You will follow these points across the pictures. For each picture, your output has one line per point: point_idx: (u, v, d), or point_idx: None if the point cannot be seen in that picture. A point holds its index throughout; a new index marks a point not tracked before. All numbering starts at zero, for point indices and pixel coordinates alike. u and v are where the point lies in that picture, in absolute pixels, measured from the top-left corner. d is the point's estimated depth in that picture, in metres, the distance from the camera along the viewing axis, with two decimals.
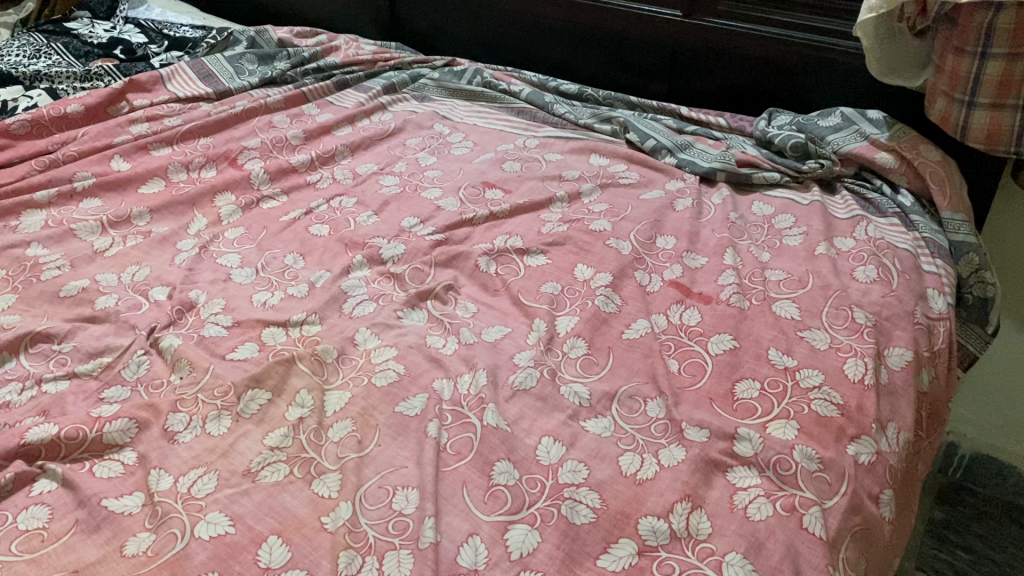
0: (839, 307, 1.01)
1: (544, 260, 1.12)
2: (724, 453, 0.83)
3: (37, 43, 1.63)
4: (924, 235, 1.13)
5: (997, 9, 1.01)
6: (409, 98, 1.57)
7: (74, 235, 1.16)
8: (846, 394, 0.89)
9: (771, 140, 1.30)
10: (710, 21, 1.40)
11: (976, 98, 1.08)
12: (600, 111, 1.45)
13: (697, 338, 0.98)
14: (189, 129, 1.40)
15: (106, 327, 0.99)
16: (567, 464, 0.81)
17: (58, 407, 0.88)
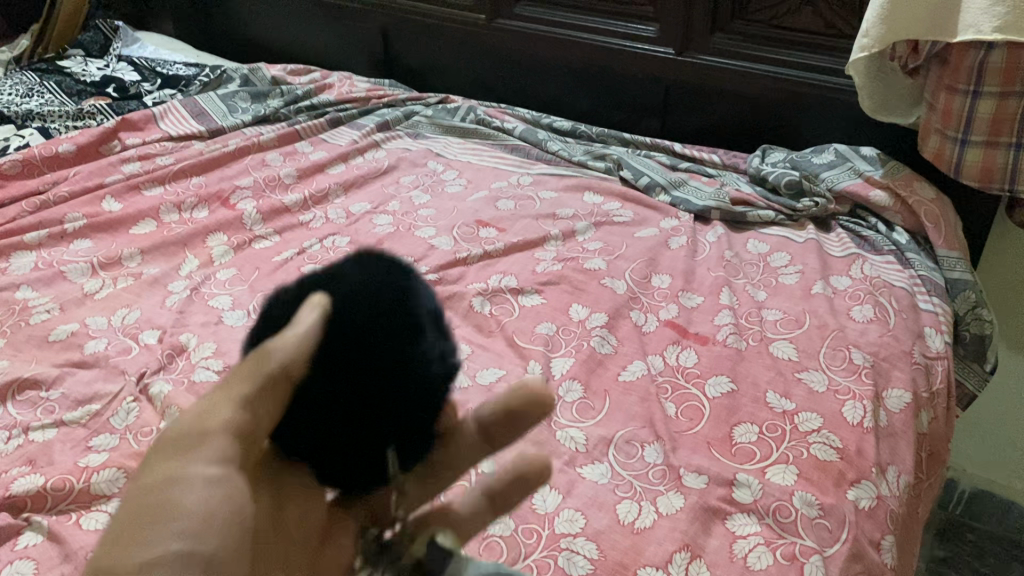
0: (836, 348, 1.00)
1: (539, 300, 1.11)
2: (722, 500, 0.82)
3: (29, 82, 1.63)
4: (920, 273, 1.13)
5: (988, 48, 1.01)
6: (403, 136, 1.57)
7: (64, 277, 1.15)
8: (846, 438, 0.88)
9: (765, 178, 1.29)
10: (703, 59, 1.41)
11: (969, 136, 1.08)
12: (593, 148, 1.45)
13: (694, 381, 0.97)
14: (181, 168, 1.40)
15: (95, 373, 0.98)
16: (565, 513, 0.80)
17: (45, 456, 0.86)
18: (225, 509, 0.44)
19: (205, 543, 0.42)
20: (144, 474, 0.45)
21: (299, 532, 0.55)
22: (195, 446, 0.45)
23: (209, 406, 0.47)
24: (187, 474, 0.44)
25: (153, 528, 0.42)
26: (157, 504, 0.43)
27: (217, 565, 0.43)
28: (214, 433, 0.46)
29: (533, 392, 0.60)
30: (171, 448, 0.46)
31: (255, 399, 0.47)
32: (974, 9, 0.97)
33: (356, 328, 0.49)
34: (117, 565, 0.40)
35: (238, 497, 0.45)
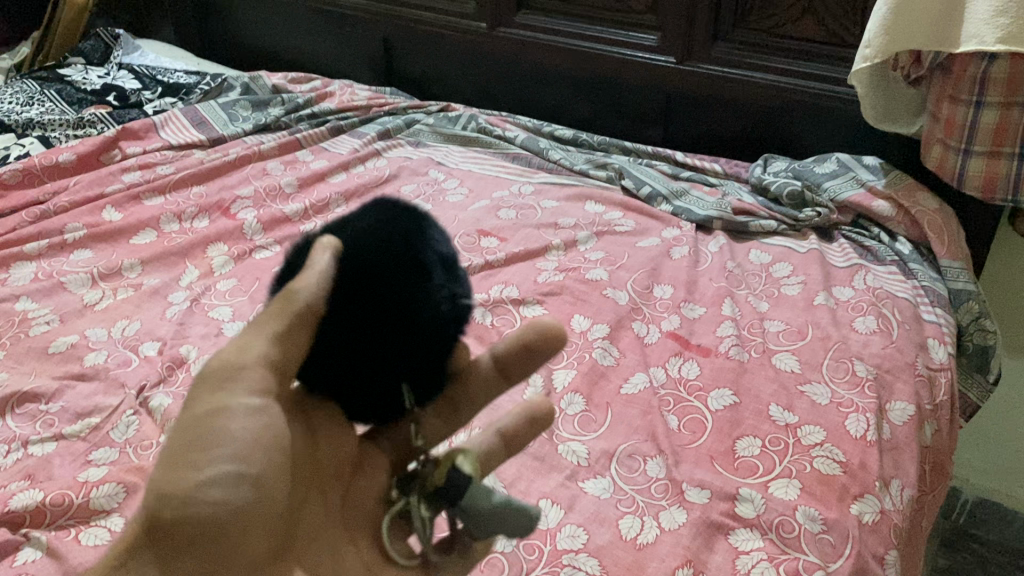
0: (839, 360, 1.00)
1: (540, 311, 1.11)
2: (725, 515, 0.81)
3: (30, 90, 1.63)
4: (923, 284, 1.12)
5: (989, 60, 1.01)
6: (404, 145, 1.56)
7: (64, 288, 1.15)
8: (849, 451, 0.88)
9: (767, 188, 1.29)
10: (704, 68, 1.41)
11: (971, 146, 1.08)
12: (594, 157, 1.45)
13: (696, 393, 0.96)
14: (182, 178, 1.40)
15: (95, 385, 0.97)
16: (566, 529, 0.79)
17: (45, 470, 0.86)
18: (258, 438, 0.51)
19: (242, 469, 0.50)
20: (191, 405, 0.50)
21: (341, 453, 0.58)
22: (236, 380, 0.50)
23: (245, 336, 0.51)
24: (228, 408, 0.50)
25: (200, 455, 0.49)
26: (204, 434, 0.49)
27: (254, 486, 0.50)
28: (250, 365, 0.50)
29: (544, 325, 0.62)
30: (212, 381, 0.51)
31: (287, 333, 0.50)
32: (977, 20, 0.97)
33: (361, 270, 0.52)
34: (172, 485, 0.48)
35: (271, 426, 0.52)
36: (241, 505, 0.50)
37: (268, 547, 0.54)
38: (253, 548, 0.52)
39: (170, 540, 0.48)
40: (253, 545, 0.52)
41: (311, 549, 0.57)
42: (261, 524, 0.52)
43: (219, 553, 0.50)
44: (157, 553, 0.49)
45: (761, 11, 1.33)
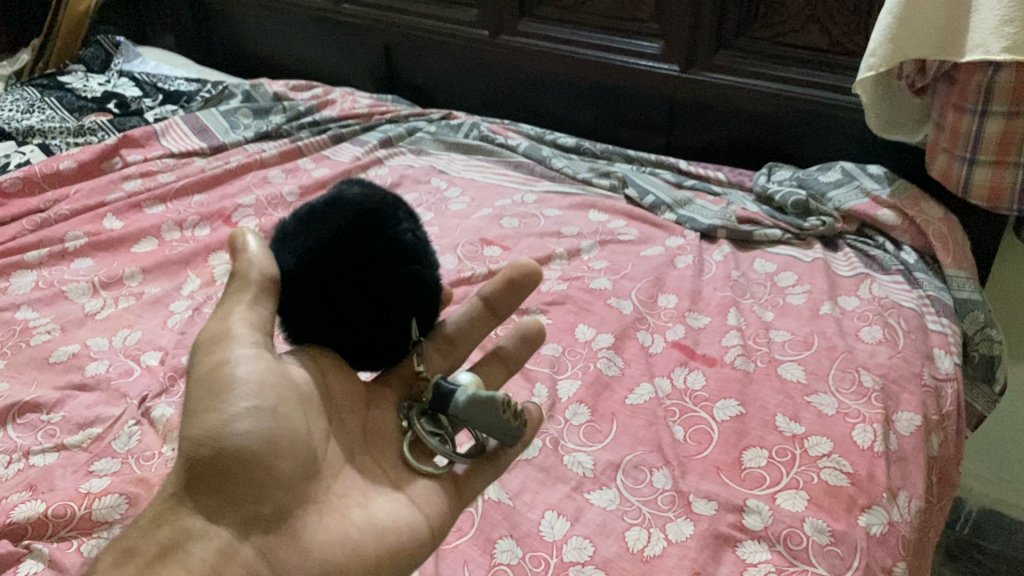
0: (845, 370, 0.99)
1: (544, 320, 1.10)
2: (733, 526, 0.80)
3: (30, 98, 1.62)
4: (929, 293, 1.12)
5: (996, 68, 1.01)
6: (406, 152, 1.56)
7: (64, 297, 1.14)
8: (856, 462, 0.87)
9: (771, 197, 1.29)
10: (707, 76, 1.40)
11: (977, 156, 1.07)
12: (597, 165, 1.45)
13: (702, 404, 0.96)
14: (183, 186, 1.39)
15: (96, 396, 0.97)
16: (573, 540, 0.79)
17: (46, 481, 0.85)
18: (266, 377, 0.58)
19: (257, 402, 0.57)
20: (198, 368, 0.58)
21: (349, 395, 0.67)
22: (227, 340, 0.58)
23: (223, 307, 0.59)
24: (229, 359, 0.57)
25: (218, 398, 0.56)
26: (216, 383, 0.56)
27: (273, 417, 0.57)
28: (234, 326, 0.58)
29: (525, 265, 0.75)
30: (209, 346, 0.58)
31: (258, 297, 0.59)
32: (983, 29, 0.97)
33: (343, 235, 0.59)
34: (201, 429, 0.55)
35: (272, 370, 0.59)
36: (265, 433, 0.56)
37: (308, 473, 0.59)
38: (290, 471, 0.58)
39: (212, 476, 0.55)
40: (291, 470, 0.58)
41: (345, 474, 0.63)
42: (289, 450, 0.58)
43: (260, 480, 0.56)
44: (204, 493, 0.55)
45: (764, 19, 1.33)
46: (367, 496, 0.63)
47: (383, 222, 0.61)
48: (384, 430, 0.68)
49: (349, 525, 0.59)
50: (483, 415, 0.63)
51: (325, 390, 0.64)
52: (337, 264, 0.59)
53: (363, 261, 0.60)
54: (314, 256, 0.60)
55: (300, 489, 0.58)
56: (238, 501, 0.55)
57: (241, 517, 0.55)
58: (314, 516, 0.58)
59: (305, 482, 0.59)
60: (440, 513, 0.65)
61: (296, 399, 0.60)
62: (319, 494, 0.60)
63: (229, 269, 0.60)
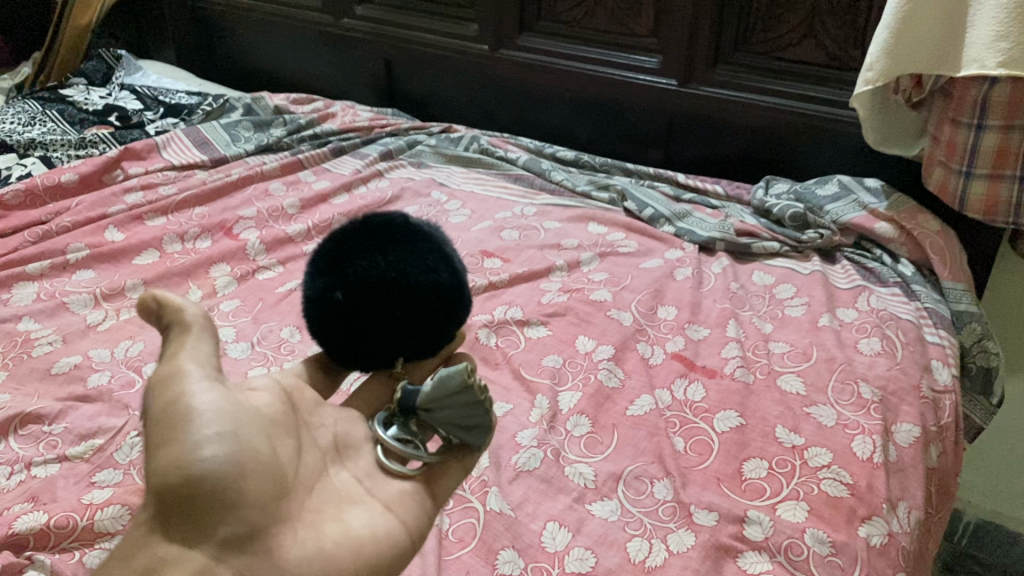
0: (844, 382, 1.00)
1: (545, 332, 1.10)
2: (734, 537, 0.80)
3: (32, 111, 1.63)
4: (926, 306, 1.13)
5: (991, 83, 1.02)
6: (406, 165, 1.57)
7: (66, 309, 1.15)
8: (856, 473, 0.87)
9: (769, 210, 1.30)
10: (706, 91, 1.42)
11: (973, 169, 1.08)
12: (597, 178, 1.46)
13: (702, 415, 0.96)
14: (184, 199, 1.40)
15: (99, 407, 0.97)
16: (575, 551, 0.79)
17: (48, 492, 0.85)
18: (225, 405, 0.54)
19: (221, 428, 0.52)
20: (154, 410, 0.53)
21: (315, 417, 0.62)
22: (181, 378, 0.54)
23: (166, 356, 0.57)
24: (184, 392, 0.53)
25: (179, 429, 0.51)
26: (175, 416, 0.52)
27: (238, 442, 0.53)
28: (184, 365, 0.55)
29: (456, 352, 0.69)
30: (161, 387, 0.54)
31: (192, 343, 0.57)
32: (979, 44, 0.98)
33: (419, 235, 0.57)
34: (165, 460, 0.50)
35: (230, 400, 0.55)
36: (233, 456, 0.51)
37: (281, 493, 0.54)
38: (263, 492, 0.52)
39: (183, 503, 0.49)
40: (263, 490, 0.52)
41: (319, 490, 0.57)
42: (258, 471, 0.53)
43: (233, 501, 0.50)
44: (176, 523, 0.49)
45: (761, 35, 1.35)
46: (340, 508, 0.57)
47: (450, 261, 0.58)
48: (355, 439, 0.63)
49: (323, 538, 0.53)
50: (440, 386, 0.59)
51: (291, 410, 0.61)
52: (381, 242, 0.56)
53: (397, 261, 0.55)
54: (381, 223, 0.57)
55: (273, 508, 0.53)
56: (212, 525, 0.49)
57: (217, 539, 0.49)
58: (288, 534, 0.52)
59: (277, 501, 0.53)
60: (417, 515, 0.59)
61: (258, 425, 0.56)
62: (293, 511, 0.54)
63: (164, 322, 0.59)
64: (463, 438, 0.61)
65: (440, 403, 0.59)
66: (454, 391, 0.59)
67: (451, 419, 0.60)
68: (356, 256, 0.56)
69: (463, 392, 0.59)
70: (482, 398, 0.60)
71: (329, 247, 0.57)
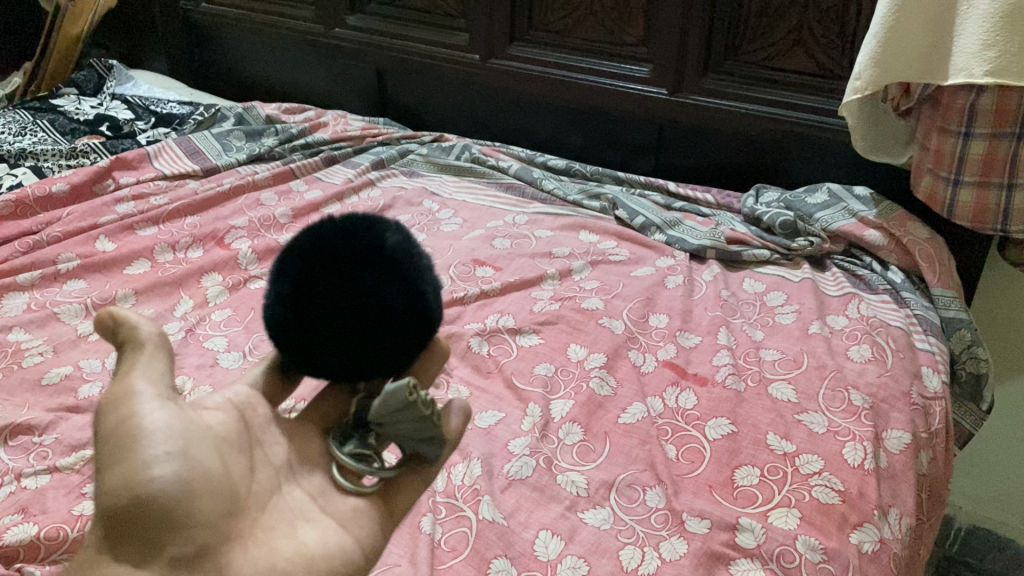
0: (835, 389, 1.00)
1: (537, 340, 1.11)
2: (726, 545, 0.81)
3: (22, 121, 1.63)
4: (916, 313, 1.14)
5: (978, 91, 1.03)
6: (398, 174, 1.57)
7: (57, 319, 1.14)
8: (847, 480, 0.88)
9: (759, 218, 1.30)
10: (696, 99, 1.42)
11: (961, 176, 1.09)
12: (587, 187, 1.46)
13: (694, 423, 0.97)
14: (176, 208, 1.40)
15: (89, 418, 0.96)
16: (567, 560, 0.79)
17: (38, 503, 0.84)
18: (180, 424, 0.52)
19: (175, 447, 0.51)
20: (104, 428, 0.51)
21: (269, 433, 0.60)
22: (133, 396, 0.52)
23: (119, 373, 0.55)
24: (136, 412, 0.51)
25: (129, 448, 0.50)
26: (126, 436, 0.50)
27: (190, 461, 0.51)
28: (136, 384, 0.53)
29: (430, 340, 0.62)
30: (113, 405, 0.52)
31: (145, 359, 0.55)
32: (966, 53, 0.99)
33: (383, 262, 0.53)
34: (115, 481, 0.49)
35: (183, 419, 0.53)
36: (185, 478, 0.50)
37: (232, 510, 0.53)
38: (212, 512, 0.51)
39: (133, 525, 0.48)
40: (214, 510, 0.51)
41: (271, 508, 0.56)
42: (208, 489, 0.51)
43: (182, 521, 0.49)
44: (124, 545, 0.48)
45: (751, 44, 1.36)
46: (293, 525, 0.56)
47: (413, 292, 0.54)
48: (313, 455, 0.60)
49: (275, 556, 0.53)
50: (381, 404, 0.53)
51: (245, 427, 0.59)
52: (334, 277, 0.52)
53: (344, 304, 0.52)
54: (339, 238, 0.53)
55: (224, 527, 0.52)
56: (161, 545, 0.48)
57: (166, 559, 0.48)
58: (240, 552, 0.52)
59: (228, 520, 0.52)
60: (373, 532, 0.58)
61: (212, 442, 0.54)
62: (243, 528, 0.53)
63: (118, 338, 0.56)
64: (418, 447, 0.56)
65: (385, 419, 0.54)
66: (398, 409, 0.53)
67: (401, 434, 0.55)
68: (309, 283, 0.52)
69: (406, 410, 0.53)
70: (429, 412, 0.54)
71: (289, 265, 0.53)
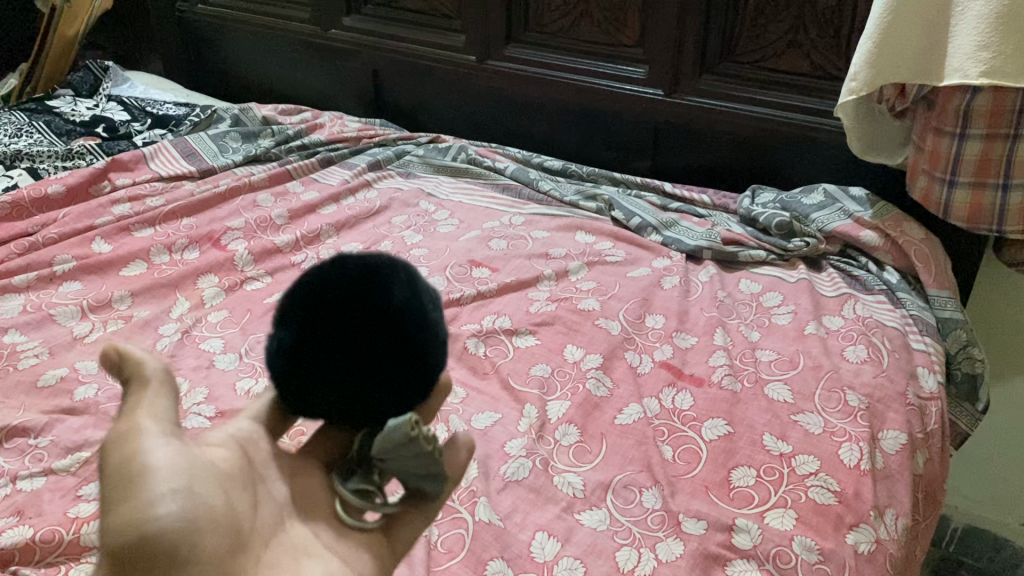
0: (831, 389, 1.00)
1: (533, 341, 1.11)
2: (722, 546, 0.81)
3: (18, 122, 1.62)
4: (911, 313, 1.14)
5: (973, 92, 1.03)
6: (394, 175, 1.57)
7: (53, 321, 1.14)
8: (843, 481, 0.88)
9: (755, 218, 1.31)
10: (692, 100, 1.42)
11: (956, 177, 1.09)
12: (583, 188, 1.47)
13: (690, 424, 0.97)
14: (172, 209, 1.40)
15: (85, 419, 0.96)
16: (563, 561, 0.79)
17: (34, 506, 0.84)
18: (186, 463, 0.48)
19: (178, 485, 0.46)
20: (107, 464, 0.47)
21: (270, 470, 0.55)
22: (138, 432, 0.48)
23: (123, 410, 0.50)
24: (140, 448, 0.47)
25: (132, 486, 0.45)
26: (129, 473, 0.46)
27: (196, 498, 0.47)
28: (140, 419, 0.49)
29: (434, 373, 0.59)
30: (117, 441, 0.48)
31: (150, 396, 0.51)
32: (961, 54, 0.99)
33: (388, 313, 0.49)
34: (117, 520, 0.44)
35: (189, 455, 0.49)
36: (190, 515, 0.46)
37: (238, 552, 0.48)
38: (217, 552, 0.46)
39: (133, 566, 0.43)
40: (220, 550, 0.47)
41: (275, 545, 0.51)
42: (213, 527, 0.47)
43: (185, 561, 0.45)
44: None
45: (746, 45, 1.36)
46: (297, 562, 0.51)
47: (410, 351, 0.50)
48: (312, 491, 0.56)
49: None
50: (382, 440, 0.50)
51: (248, 464, 0.54)
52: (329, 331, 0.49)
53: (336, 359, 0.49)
54: (343, 289, 0.49)
55: (229, 567, 0.47)
56: None
57: None
58: None
59: (233, 560, 0.47)
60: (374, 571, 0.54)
61: (219, 479, 0.50)
62: (248, 568, 0.48)
63: (122, 372, 0.52)
64: (419, 483, 0.53)
65: (386, 455, 0.51)
66: (400, 444, 0.50)
67: (403, 469, 0.52)
68: (312, 333, 0.49)
69: (408, 445, 0.50)
70: (431, 447, 0.51)
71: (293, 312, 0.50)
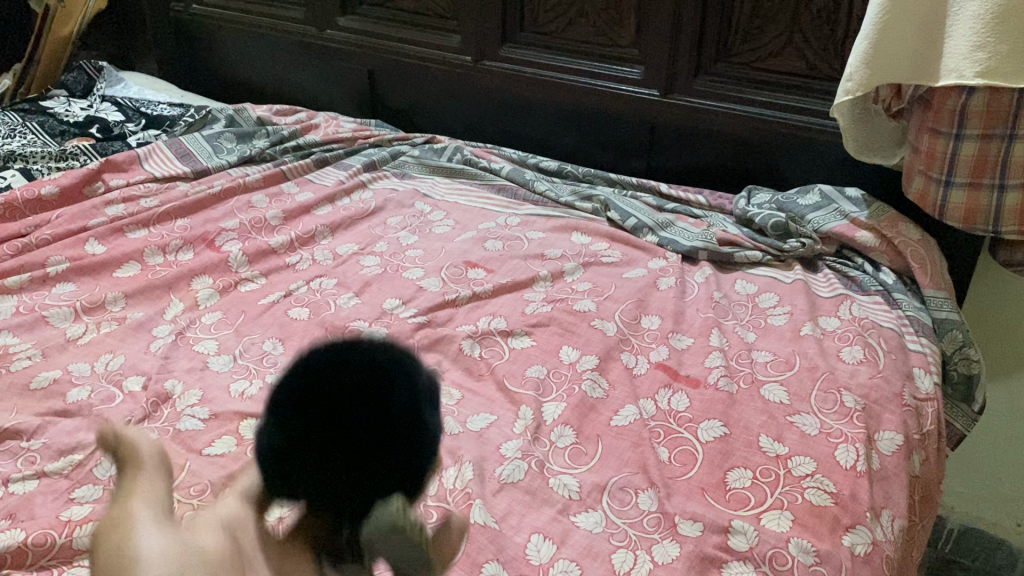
0: (827, 390, 1.00)
1: (529, 342, 1.10)
2: (719, 548, 0.80)
3: (11, 122, 1.62)
4: (907, 314, 1.14)
5: (969, 92, 1.03)
6: (390, 176, 1.57)
7: (46, 322, 1.13)
8: (839, 482, 0.88)
9: (751, 219, 1.30)
10: (688, 101, 1.42)
11: (952, 178, 1.09)
12: (579, 188, 1.46)
13: (687, 425, 0.96)
14: (167, 210, 1.39)
15: (78, 422, 0.96)
16: (559, 564, 0.78)
17: (26, 509, 0.84)
18: (174, 551, 0.51)
19: (161, 571, 0.49)
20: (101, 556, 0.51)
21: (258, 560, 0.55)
22: (131, 523, 0.53)
23: (120, 496, 0.57)
24: (130, 537, 0.51)
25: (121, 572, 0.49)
26: (120, 561, 0.50)
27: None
28: (132, 509, 0.54)
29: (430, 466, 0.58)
30: (114, 529, 0.52)
31: (142, 484, 0.57)
32: (957, 55, 0.99)
33: (369, 405, 0.47)
34: None
35: (178, 541, 0.52)
36: None
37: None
38: None
39: None
40: None
41: None
42: None
43: None
44: None
45: (742, 45, 1.36)
46: None
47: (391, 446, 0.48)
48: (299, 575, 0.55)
49: None
50: (368, 527, 0.48)
51: (236, 549, 0.55)
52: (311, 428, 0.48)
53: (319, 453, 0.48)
54: (334, 379, 0.48)
55: None
56: None
57: None
58: None
59: None
60: None
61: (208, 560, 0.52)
62: None
63: (120, 462, 0.60)
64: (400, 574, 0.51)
65: (373, 543, 0.49)
66: (387, 531, 0.48)
67: (389, 555, 0.50)
68: (293, 416, 0.49)
69: (394, 533, 0.48)
70: (418, 537, 0.49)
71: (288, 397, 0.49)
